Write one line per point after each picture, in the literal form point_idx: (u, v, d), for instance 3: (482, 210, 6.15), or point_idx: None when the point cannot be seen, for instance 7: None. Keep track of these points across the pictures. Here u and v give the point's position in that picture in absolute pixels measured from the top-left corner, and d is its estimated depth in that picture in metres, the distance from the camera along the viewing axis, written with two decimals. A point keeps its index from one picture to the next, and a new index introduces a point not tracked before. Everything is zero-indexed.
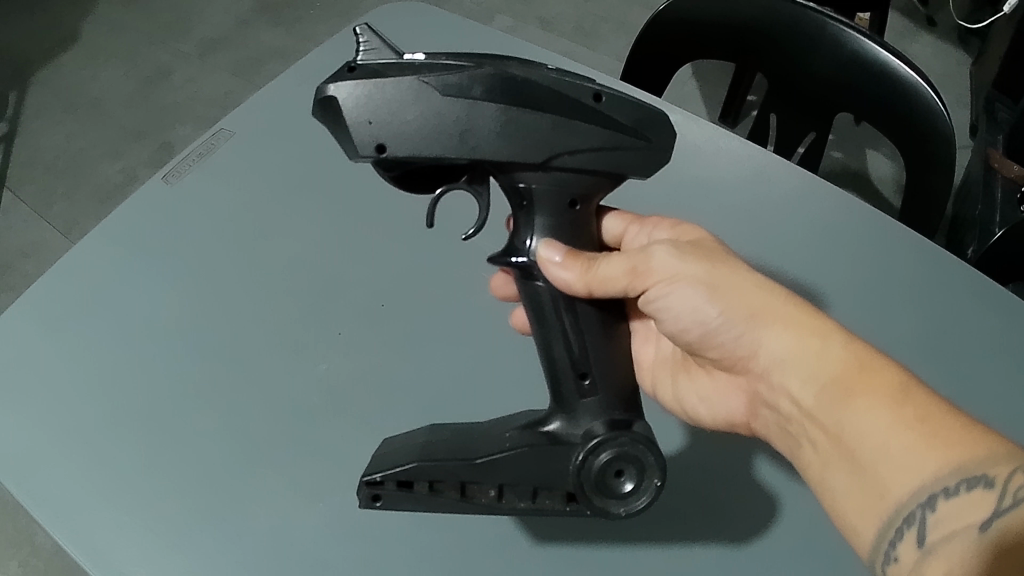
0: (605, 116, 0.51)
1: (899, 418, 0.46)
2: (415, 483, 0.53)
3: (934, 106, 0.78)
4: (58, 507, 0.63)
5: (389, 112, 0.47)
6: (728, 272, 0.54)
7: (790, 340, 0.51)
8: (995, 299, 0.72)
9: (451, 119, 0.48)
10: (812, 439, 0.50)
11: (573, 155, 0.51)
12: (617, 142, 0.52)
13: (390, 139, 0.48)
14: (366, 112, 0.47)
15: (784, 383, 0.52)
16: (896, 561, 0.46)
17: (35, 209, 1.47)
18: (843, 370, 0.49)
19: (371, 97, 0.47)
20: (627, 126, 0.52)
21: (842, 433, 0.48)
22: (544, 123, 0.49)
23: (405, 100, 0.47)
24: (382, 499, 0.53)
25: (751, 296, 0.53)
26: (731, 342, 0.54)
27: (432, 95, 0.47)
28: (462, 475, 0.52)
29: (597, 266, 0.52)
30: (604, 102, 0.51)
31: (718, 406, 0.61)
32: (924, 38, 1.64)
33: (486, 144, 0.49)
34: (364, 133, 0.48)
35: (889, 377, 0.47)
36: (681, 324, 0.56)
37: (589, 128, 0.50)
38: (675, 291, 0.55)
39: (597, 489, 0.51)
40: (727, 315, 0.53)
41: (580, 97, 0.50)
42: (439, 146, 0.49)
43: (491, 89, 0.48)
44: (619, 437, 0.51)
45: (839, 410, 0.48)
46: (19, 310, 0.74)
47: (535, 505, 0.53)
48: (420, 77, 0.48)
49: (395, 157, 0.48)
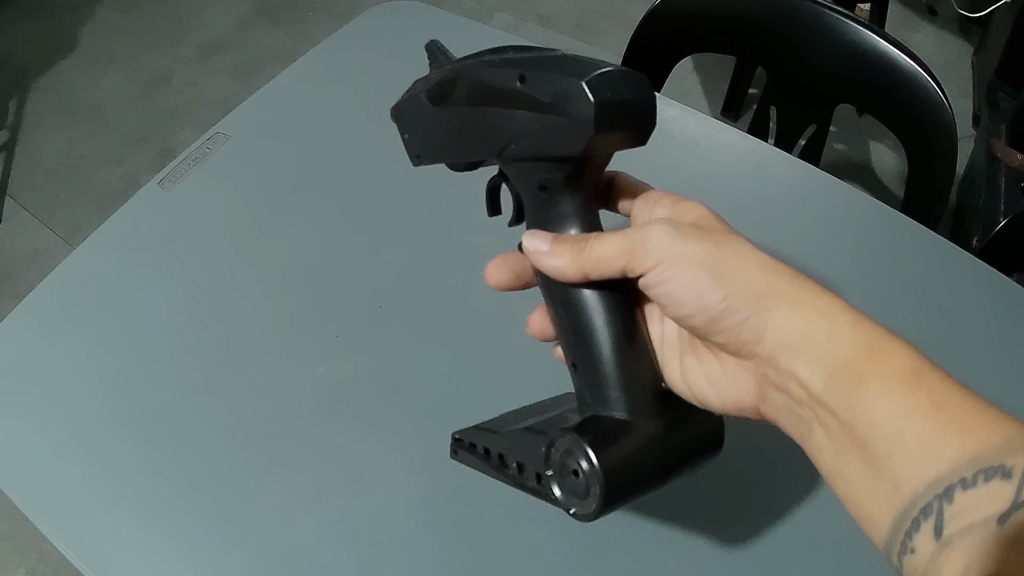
0: (531, 98, 0.47)
1: (913, 406, 0.45)
2: (468, 444, 0.56)
3: (935, 95, 0.78)
4: (64, 514, 0.63)
5: (409, 126, 0.60)
6: (730, 253, 0.53)
7: (798, 322, 0.51)
8: (998, 290, 0.72)
9: (434, 126, 0.56)
10: (823, 423, 0.50)
11: (517, 144, 0.50)
12: (545, 124, 0.47)
13: (415, 147, 0.60)
14: (400, 128, 0.61)
15: (792, 367, 0.51)
16: (913, 552, 0.46)
17: (37, 216, 1.47)
18: (853, 354, 0.48)
19: (399, 114, 0.60)
20: (548, 104, 0.46)
21: (854, 419, 0.47)
22: (488, 117, 0.51)
23: (413, 113, 0.58)
24: (448, 451, 0.58)
25: (755, 277, 0.52)
26: (736, 326, 0.54)
27: (424, 107, 0.57)
28: (486, 442, 0.54)
29: (589, 249, 0.52)
30: (528, 82, 0.47)
31: (726, 388, 0.60)
32: (926, 28, 1.63)
33: (462, 142, 0.55)
34: (405, 145, 0.62)
35: (902, 361, 0.47)
36: (684, 309, 0.56)
37: (519, 115, 0.48)
38: (674, 275, 0.53)
39: (557, 484, 0.48)
40: (732, 298, 0.53)
41: (508, 83, 0.48)
42: (442, 148, 0.58)
43: (452, 92, 0.53)
44: (567, 435, 0.47)
45: (851, 395, 0.47)
46: (22, 319, 0.74)
47: (531, 487, 0.50)
48: (419, 91, 0.57)
49: (422, 161, 0.61)
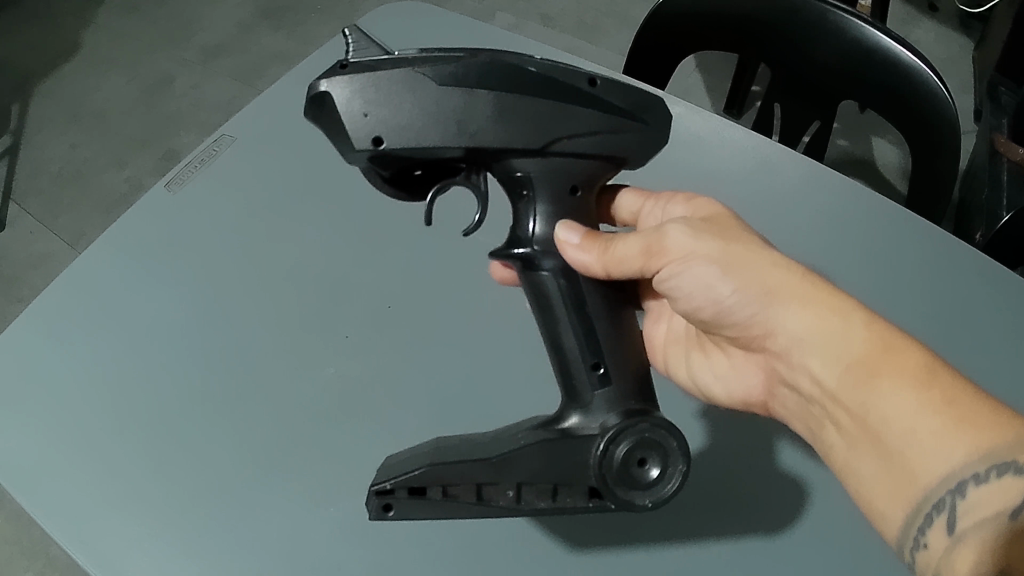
0: (602, 100, 0.52)
1: (926, 401, 0.45)
2: (428, 489, 0.50)
3: (938, 93, 0.78)
4: (74, 519, 0.63)
5: (384, 105, 0.48)
6: (742, 250, 0.54)
7: (808, 318, 0.51)
8: (1006, 288, 0.72)
9: (445, 110, 0.49)
10: (836, 420, 0.50)
11: (571, 140, 0.52)
12: (614, 125, 0.53)
13: (386, 130, 0.48)
14: (361, 105, 0.47)
15: (804, 363, 0.52)
16: (925, 548, 0.46)
17: (41, 220, 1.47)
18: (866, 351, 0.48)
19: (366, 89, 0.47)
20: (623, 109, 0.53)
21: (867, 416, 0.47)
22: (541, 109, 0.51)
23: (399, 92, 0.48)
24: (394, 509, 0.49)
25: (767, 273, 0.53)
26: (745, 320, 0.55)
27: (428, 86, 0.48)
28: (477, 476, 0.49)
29: (614, 247, 0.53)
30: (599, 86, 0.52)
31: (735, 386, 0.61)
32: (926, 23, 1.63)
33: (484, 131, 0.50)
34: (360, 126, 0.48)
35: (914, 358, 0.47)
36: (694, 302, 0.56)
37: (586, 112, 0.52)
38: (689, 269, 0.54)
39: (621, 481, 0.48)
40: (742, 292, 0.53)
41: (575, 83, 0.52)
42: (441, 135, 0.49)
43: (485, 77, 0.49)
44: (638, 424, 0.48)
45: (864, 392, 0.48)
46: (30, 324, 0.74)
47: (558, 504, 0.50)
48: (415, 68, 0.48)
49: (391, 149, 0.49)
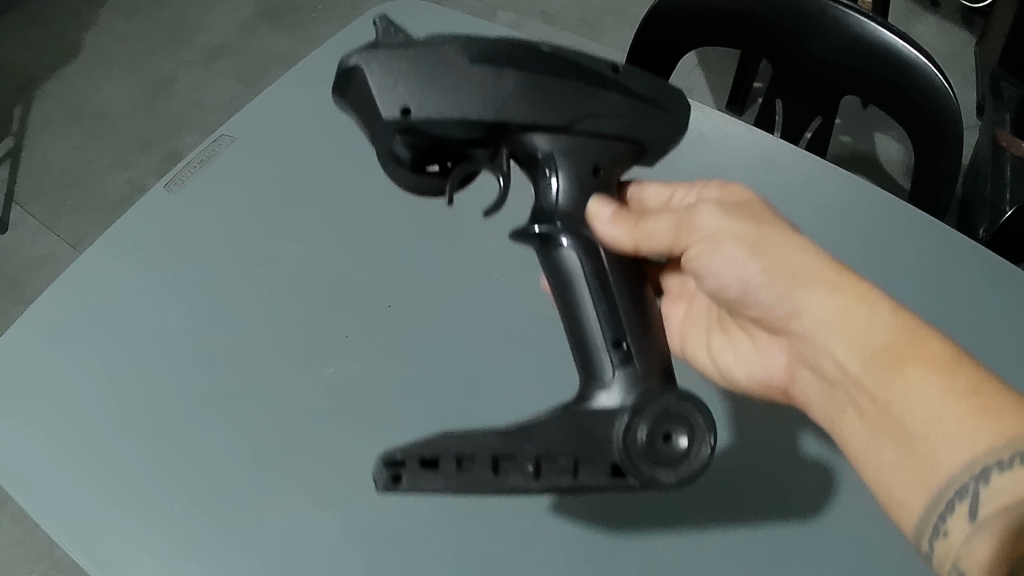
0: (626, 86, 0.56)
1: (951, 388, 0.45)
2: (440, 462, 0.47)
3: (939, 85, 0.78)
4: (76, 520, 0.63)
5: (414, 76, 0.48)
6: (775, 233, 0.54)
7: (833, 301, 0.51)
8: (1011, 282, 0.71)
9: (474, 82, 0.50)
10: (859, 405, 0.51)
11: (595, 120, 0.55)
12: (638, 108, 0.56)
13: (414, 100, 0.48)
14: (390, 76, 0.48)
15: (827, 346, 0.52)
16: (945, 536, 0.45)
17: (44, 223, 1.47)
18: (892, 338, 0.49)
19: (394, 60, 0.48)
20: (644, 95, 0.56)
21: (891, 402, 0.48)
22: (566, 89, 0.53)
23: (430, 65, 0.49)
24: (404, 480, 0.47)
25: (796, 258, 0.53)
26: (770, 301, 0.55)
27: (460, 61, 0.49)
28: (494, 447, 0.48)
29: (644, 223, 0.56)
30: (620, 74, 0.56)
31: (757, 367, 0.62)
32: (929, 19, 1.63)
33: (511, 107, 0.51)
34: (388, 96, 0.48)
35: (938, 348, 0.47)
36: (720, 282, 0.57)
37: (611, 95, 0.55)
38: (718, 249, 0.56)
39: (645, 457, 0.47)
40: (768, 273, 0.54)
41: (599, 70, 0.55)
42: (469, 106, 0.50)
43: (513, 58, 0.52)
44: (663, 398, 0.48)
45: (888, 379, 0.48)
46: (31, 325, 0.74)
47: (581, 484, 0.48)
48: (445, 46, 0.50)
49: (420, 119, 0.48)
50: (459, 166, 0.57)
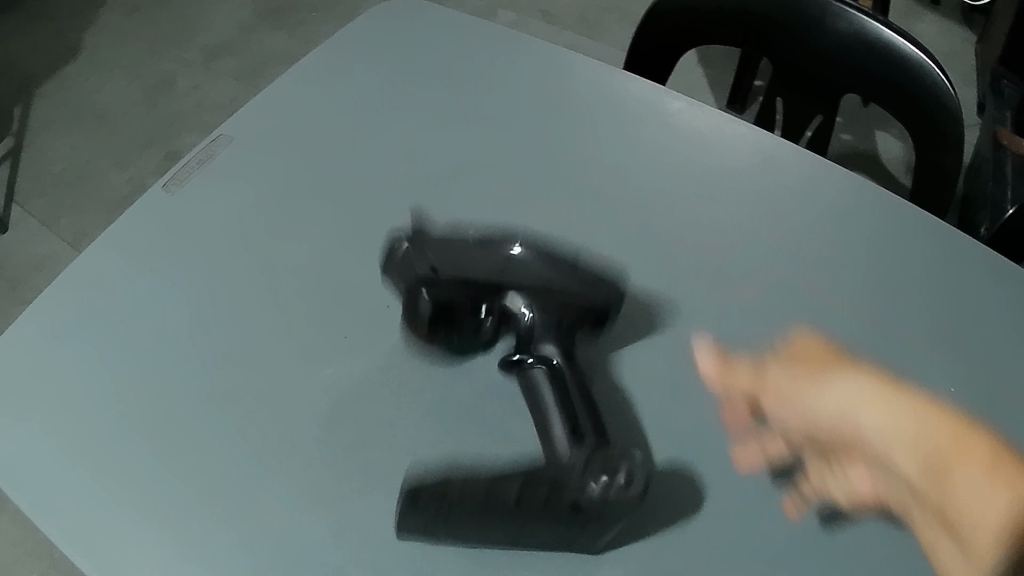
0: (581, 268, 0.71)
1: (1006, 488, 0.62)
2: (434, 499, 0.58)
3: (939, 82, 0.78)
4: (77, 520, 0.63)
5: (431, 254, 0.68)
6: (847, 372, 0.67)
7: (881, 417, 0.65)
8: (1012, 281, 0.71)
9: (472, 264, 0.68)
10: (916, 509, 0.60)
11: (564, 292, 0.68)
12: (592, 283, 0.69)
13: (433, 263, 0.67)
14: (411, 261, 0.68)
15: (885, 495, 0.61)
16: None
17: (45, 221, 1.47)
18: (944, 453, 0.63)
19: (413, 248, 0.70)
20: (594, 277, 0.71)
21: (944, 509, 0.61)
22: (542, 277, 0.68)
23: (442, 249, 0.69)
24: (415, 500, 0.58)
25: (874, 397, 0.66)
26: (847, 426, 0.64)
27: (460, 249, 0.69)
28: (483, 484, 0.58)
29: (764, 373, 0.67)
30: (578, 263, 0.72)
31: (854, 489, 0.61)
32: (929, 17, 1.63)
33: (505, 275, 0.68)
34: (408, 270, 0.68)
35: (982, 452, 0.63)
36: (815, 413, 0.65)
37: (571, 274, 0.69)
38: (831, 413, 0.65)
39: (598, 498, 0.57)
40: (877, 417, 0.65)
41: (564, 261, 0.71)
42: (476, 269, 0.67)
43: (500, 255, 0.69)
44: (603, 451, 0.60)
45: (946, 499, 0.61)
46: (31, 325, 0.74)
47: (547, 513, 0.57)
48: (454, 239, 0.71)
49: (438, 272, 0.66)
50: (456, 330, 0.67)
